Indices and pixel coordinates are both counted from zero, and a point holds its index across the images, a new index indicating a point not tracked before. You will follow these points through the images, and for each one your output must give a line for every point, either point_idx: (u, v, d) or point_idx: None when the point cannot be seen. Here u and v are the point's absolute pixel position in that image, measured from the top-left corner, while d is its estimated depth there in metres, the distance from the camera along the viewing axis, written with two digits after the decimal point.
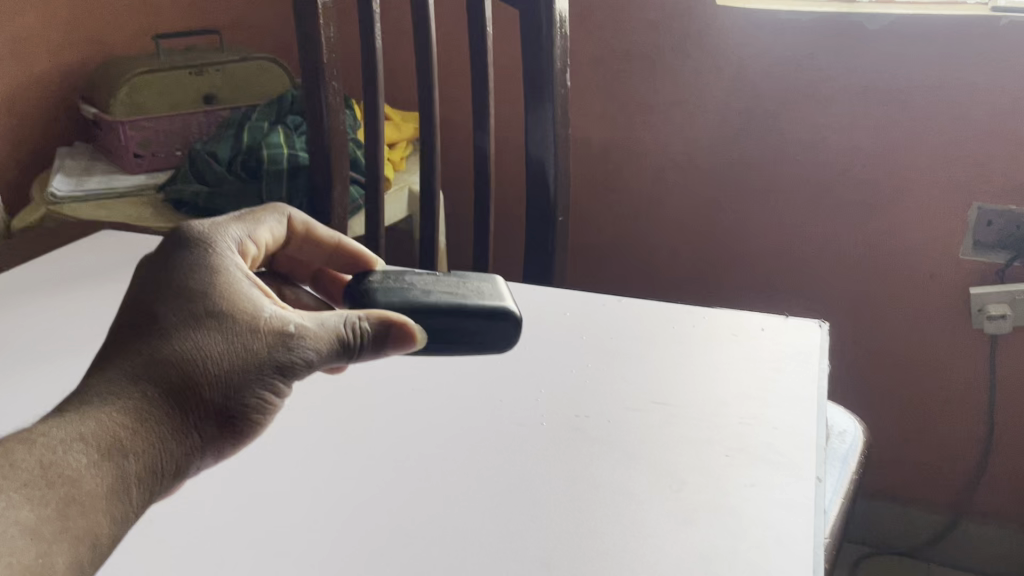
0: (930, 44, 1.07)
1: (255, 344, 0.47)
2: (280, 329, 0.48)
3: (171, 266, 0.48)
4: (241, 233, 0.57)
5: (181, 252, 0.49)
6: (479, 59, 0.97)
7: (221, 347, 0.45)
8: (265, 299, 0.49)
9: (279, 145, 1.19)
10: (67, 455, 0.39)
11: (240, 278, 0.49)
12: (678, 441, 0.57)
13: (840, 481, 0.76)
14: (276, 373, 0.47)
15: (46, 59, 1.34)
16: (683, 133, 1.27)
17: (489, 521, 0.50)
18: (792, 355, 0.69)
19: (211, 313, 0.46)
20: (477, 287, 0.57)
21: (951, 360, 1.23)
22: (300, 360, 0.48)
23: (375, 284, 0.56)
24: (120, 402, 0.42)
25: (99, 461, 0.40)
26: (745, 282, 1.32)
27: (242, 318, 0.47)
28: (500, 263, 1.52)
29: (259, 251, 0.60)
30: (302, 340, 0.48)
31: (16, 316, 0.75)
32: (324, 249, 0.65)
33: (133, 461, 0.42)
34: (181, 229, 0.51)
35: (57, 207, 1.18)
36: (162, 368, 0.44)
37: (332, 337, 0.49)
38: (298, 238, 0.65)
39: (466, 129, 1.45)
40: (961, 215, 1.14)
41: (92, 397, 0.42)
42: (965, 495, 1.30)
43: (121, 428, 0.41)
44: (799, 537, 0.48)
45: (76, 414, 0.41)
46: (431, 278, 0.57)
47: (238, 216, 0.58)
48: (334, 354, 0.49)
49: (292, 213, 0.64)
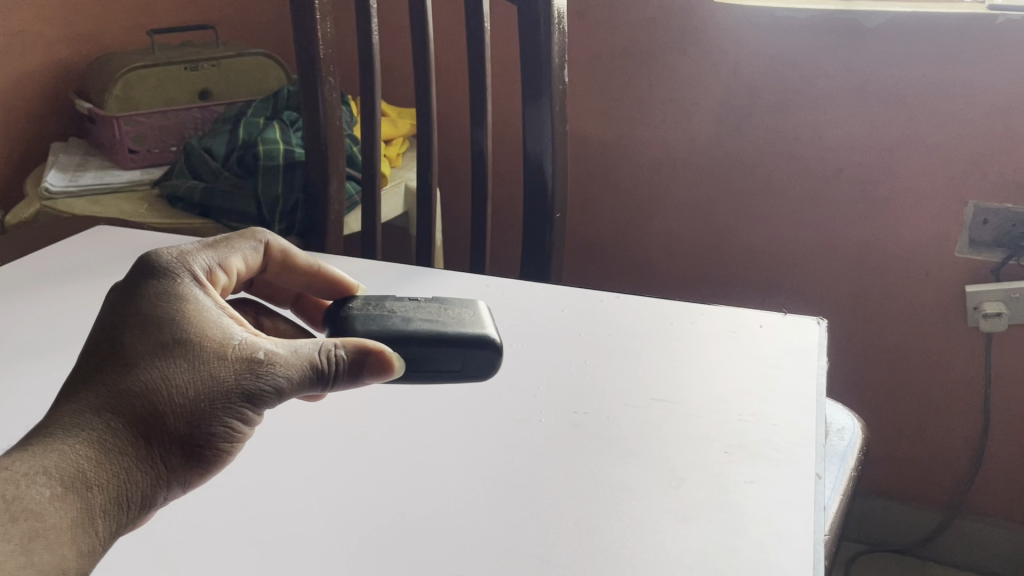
0: (927, 42, 1.07)
1: (222, 372, 0.45)
2: (249, 356, 0.46)
3: (137, 297, 0.46)
4: (210, 260, 0.54)
5: (147, 283, 0.48)
6: (477, 55, 0.97)
7: (188, 376, 0.44)
8: (235, 328, 0.47)
9: (273, 141, 1.18)
10: (31, 488, 0.38)
11: (208, 307, 0.48)
12: (677, 437, 0.57)
13: (839, 479, 0.75)
14: (244, 401, 0.45)
15: (41, 55, 1.33)
16: (680, 131, 1.27)
17: (489, 517, 0.50)
18: (791, 351, 0.69)
19: (177, 342, 0.45)
20: (458, 313, 0.54)
21: (946, 358, 1.23)
22: (270, 388, 0.46)
23: (355, 311, 0.54)
24: (83, 434, 0.41)
25: (63, 495, 0.39)
26: (741, 280, 1.32)
27: (210, 345, 0.45)
28: (496, 259, 1.52)
29: (230, 279, 0.57)
30: (272, 367, 0.46)
31: (14, 312, 0.75)
32: (301, 274, 0.62)
33: (97, 495, 0.40)
34: (148, 259, 0.50)
35: (52, 202, 1.17)
36: (127, 399, 0.42)
37: (305, 363, 0.46)
38: (275, 263, 0.62)
39: (462, 125, 1.45)
40: (957, 213, 1.14)
41: (54, 429, 0.40)
42: (960, 493, 1.30)
43: (83, 460, 0.40)
44: (800, 534, 0.48)
45: (38, 447, 0.39)
46: (412, 304, 0.54)
47: (209, 243, 0.56)
48: (307, 382, 0.47)
49: (269, 238, 0.62)
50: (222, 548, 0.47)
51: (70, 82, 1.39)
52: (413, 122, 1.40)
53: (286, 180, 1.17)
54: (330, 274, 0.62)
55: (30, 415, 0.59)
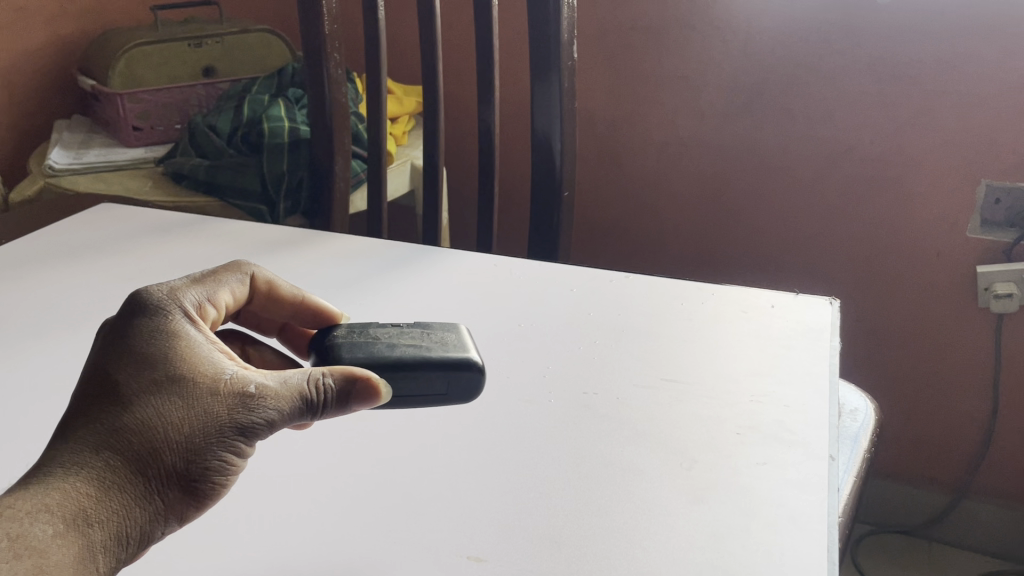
0: (940, 20, 1.05)
1: (215, 408, 0.42)
2: (240, 391, 0.43)
3: (130, 334, 0.44)
4: (200, 295, 0.52)
5: (140, 318, 0.46)
6: (483, 28, 0.95)
7: (181, 414, 0.42)
8: (228, 361, 0.45)
9: (278, 119, 1.16)
10: (33, 526, 0.36)
11: (201, 342, 0.45)
12: (686, 418, 0.56)
13: (851, 461, 0.74)
14: (237, 435, 0.43)
15: (46, 29, 1.32)
16: (689, 107, 1.25)
17: (496, 496, 0.49)
18: (804, 332, 0.67)
19: (171, 379, 0.43)
20: (440, 337, 0.52)
21: (956, 338, 1.22)
22: (262, 421, 0.43)
23: (340, 337, 0.51)
24: (83, 472, 0.39)
25: (64, 532, 0.37)
26: (747, 259, 1.31)
27: (202, 380, 0.43)
28: (502, 235, 1.51)
29: (219, 312, 0.55)
30: (263, 401, 0.43)
31: (22, 289, 0.75)
32: (286, 305, 0.59)
33: (97, 532, 0.39)
34: (140, 295, 0.48)
35: (56, 180, 1.17)
36: (122, 437, 0.40)
37: (295, 396, 0.44)
38: (260, 296, 0.60)
39: (468, 101, 1.44)
40: (969, 192, 1.13)
41: (53, 468, 0.39)
42: (970, 472, 1.30)
43: (83, 499, 0.39)
44: (813, 516, 0.47)
45: (38, 487, 0.38)
46: (395, 330, 0.52)
47: (196, 279, 0.54)
48: (297, 414, 0.44)
49: (255, 270, 0.60)
50: (231, 533, 0.46)
51: (73, 57, 1.37)
52: (419, 99, 1.39)
53: (292, 156, 1.15)
54: (314, 306, 0.59)
55: (29, 395, 0.58)
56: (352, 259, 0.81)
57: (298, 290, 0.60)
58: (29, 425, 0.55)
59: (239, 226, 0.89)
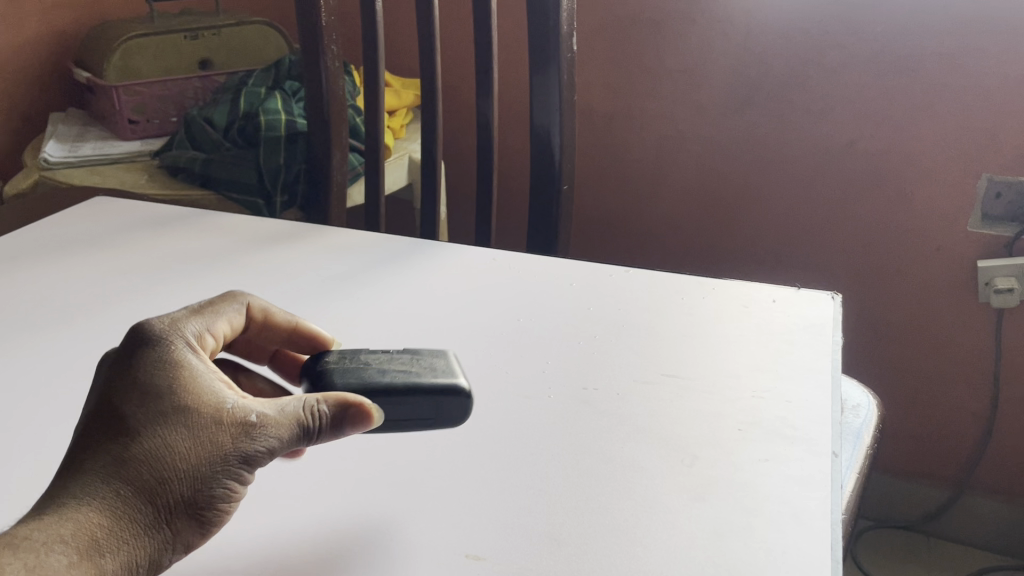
0: (942, 13, 1.04)
1: (219, 437, 0.42)
2: (242, 420, 0.42)
3: (133, 363, 0.43)
4: (200, 326, 0.52)
5: (141, 347, 0.45)
6: (481, 21, 0.94)
7: (188, 443, 0.41)
8: (227, 389, 0.44)
9: (275, 111, 1.15)
10: (49, 557, 0.36)
11: (202, 370, 0.44)
12: (686, 415, 0.56)
13: (853, 457, 0.74)
14: (240, 464, 0.42)
15: (41, 21, 1.31)
16: (689, 100, 1.25)
17: (492, 493, 0.48)
18: (805, 327, 0.66)
19: (176, 408, 0.42)
20: (429, 363, 0.51)
21: (956, 331, 1.21)
22: (262, 449, 0.42)
23: (330, 364, 0.50)
24: (94, 502, 0.38)
25: (79, 562, 0.37)
26: (746, 253, 1.30)
27: (206, 410, 0.42)
28: (500, 227, 1.50)
29: (219, 343, 0.54)
30: (264, 429, 0.43)
31: (15, 282, 0.74)
32: (280, 333, 0.58)
33: (110, 562, 0.38)
34: (138, 326, 0.47)
35: (50, 172, 1.15)
36: (132, 467, 0.40)
37: (293, 423, 0.43)
38: (256, 325, 0.58)
39: (466, 94, 1.43)
40: (970, 187, 1.12)
41: (65, 499, 0.38)
42: (970, 466, 1.29)
43: (96, 529, 0.38)
44: (817, 513, 0.46)
45: (51, 518, 0.37)
46: (385, 356, 0.51)
47: (194, 311, 0.53)
48: (295, 441, 0.43)
49: (251, 299, 0.59)
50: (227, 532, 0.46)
51: (68, 50, 1.36)
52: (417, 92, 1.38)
53: (288, 152, 1.14)
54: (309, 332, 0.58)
55: (22, 391, 0.57)
56: (349, 254, 0.80)
57: (292, 318, 0.59)
58: (21, 422, 0.54)
59: (235, 221, 0.88)
